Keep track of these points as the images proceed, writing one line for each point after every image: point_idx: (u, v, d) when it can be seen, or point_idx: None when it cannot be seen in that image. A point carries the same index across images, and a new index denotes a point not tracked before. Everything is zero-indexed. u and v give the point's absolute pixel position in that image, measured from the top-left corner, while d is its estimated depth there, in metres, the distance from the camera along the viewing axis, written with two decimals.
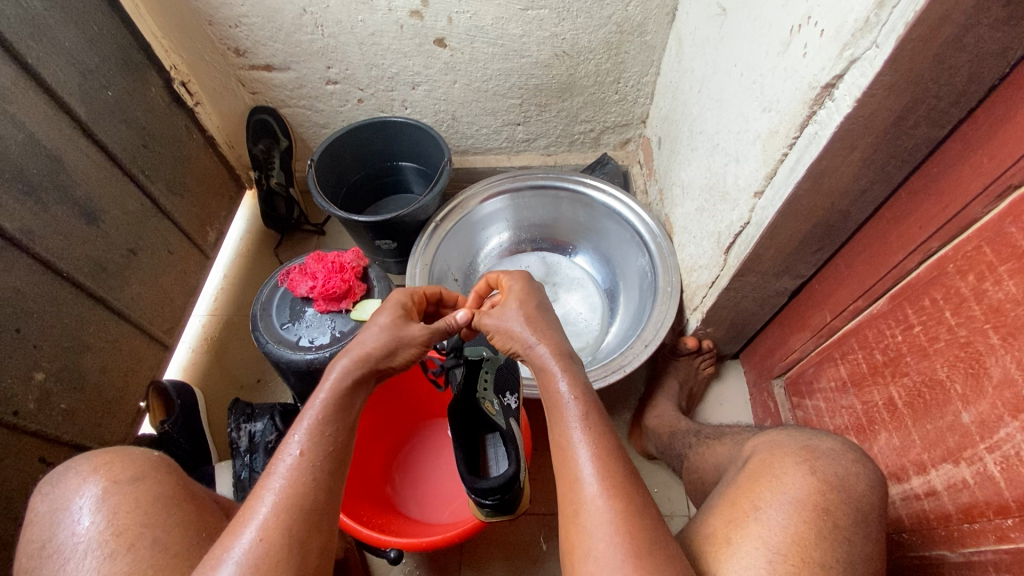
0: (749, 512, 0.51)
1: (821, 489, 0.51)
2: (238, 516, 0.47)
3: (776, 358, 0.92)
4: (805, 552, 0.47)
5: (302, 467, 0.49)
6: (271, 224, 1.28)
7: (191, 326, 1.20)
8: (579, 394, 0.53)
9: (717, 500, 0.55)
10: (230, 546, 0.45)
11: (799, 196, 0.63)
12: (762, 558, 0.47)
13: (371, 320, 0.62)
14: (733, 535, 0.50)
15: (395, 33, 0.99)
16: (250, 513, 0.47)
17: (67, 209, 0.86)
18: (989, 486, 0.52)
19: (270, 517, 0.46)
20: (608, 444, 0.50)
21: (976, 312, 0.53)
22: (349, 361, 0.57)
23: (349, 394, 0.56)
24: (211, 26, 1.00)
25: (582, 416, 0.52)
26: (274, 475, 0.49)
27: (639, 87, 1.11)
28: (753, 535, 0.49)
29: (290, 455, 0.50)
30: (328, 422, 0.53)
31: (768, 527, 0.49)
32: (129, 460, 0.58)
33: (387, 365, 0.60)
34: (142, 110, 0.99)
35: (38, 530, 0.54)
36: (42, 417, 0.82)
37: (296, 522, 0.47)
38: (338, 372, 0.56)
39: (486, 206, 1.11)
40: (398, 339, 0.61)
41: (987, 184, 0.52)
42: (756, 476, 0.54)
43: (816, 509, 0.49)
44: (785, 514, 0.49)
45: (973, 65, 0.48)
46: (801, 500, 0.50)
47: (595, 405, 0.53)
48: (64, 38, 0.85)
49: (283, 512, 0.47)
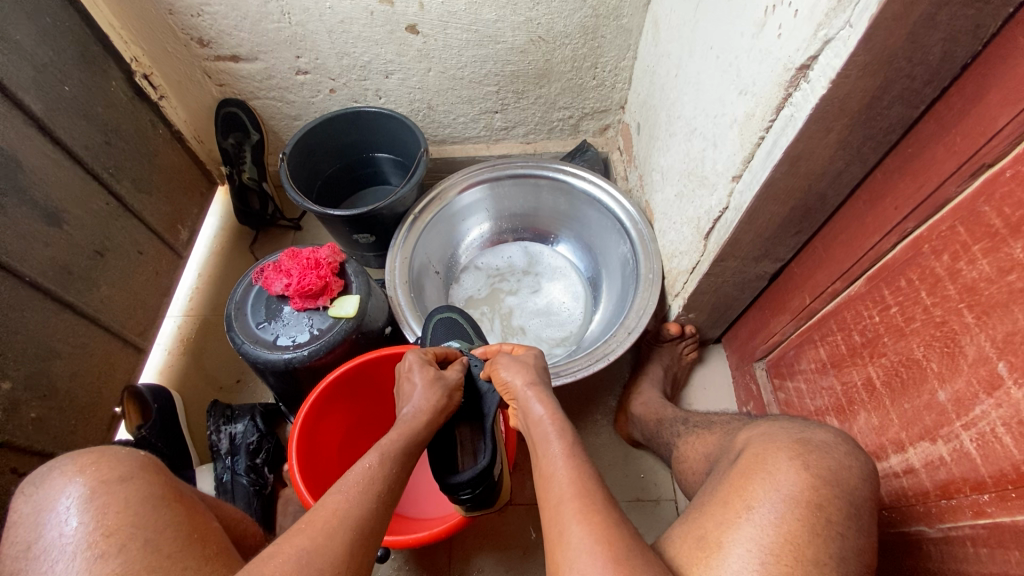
0: (741, 512, 0.51)
1: (814, 485, 0.51)
2: (305, 521, 0.48)
3: (757, 341, 0.93)
4: (798, 551, 0.47)
5: (370, 490, 0.52)
6: (245, 221, 1.25)
7: (165, 327, 1.17)
8: (561, 427, 0.59)
9: (708, 499, 0.55)
10: (296, 547, 0.45)
11: (777, 180, 0.62)
12: (753, 559, 0.47)
13: (410, 376, 0.68)
14: (725, 537, 0.50)
15: (365, 20, 0.96)
16: (318, 524, 0.48)
17: (26, 210, 0.83)
18: (966, 462, 0.53)
19: (338, 529, 0.48)
20: (586, 462, 0.54)
21: (951, 292, 0.54)
22: (419, 407, 0.66)
23: (419, 435, 0.63)
24: (172, 15, 0.96)
25: (561, 439, 0.57)
26: (343, 492, 0.52)
27: (617, 72, 1.09)
28: (744, 538, 0.49)
29: (360, 481, 0.53)
30: (393, 457, 0.58)
31: (759, 526, 0.49)
32: (117, 460, 0.54)
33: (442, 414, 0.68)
34: (103, 105, 0.95)
35: (22, 532, 0.49)
36: (12, 428, 0.79)
37: (356, 542, 0.48)
38: (409, 419, 0.64)
39: (465, 197, 1.09)
40: (444, 388, 0.69)
41: (960, 165, 0.52)
42: (749, 473, 0.54)
43: (810, 506, 0.49)
44: (777, 511, 0.49)
45: (946, 44, 0.48)
46: (794, 496, 0.50)
47: (574, 436, 0.58)
48: (15, 31, 0.81)
49: (347, 530, 0.48)
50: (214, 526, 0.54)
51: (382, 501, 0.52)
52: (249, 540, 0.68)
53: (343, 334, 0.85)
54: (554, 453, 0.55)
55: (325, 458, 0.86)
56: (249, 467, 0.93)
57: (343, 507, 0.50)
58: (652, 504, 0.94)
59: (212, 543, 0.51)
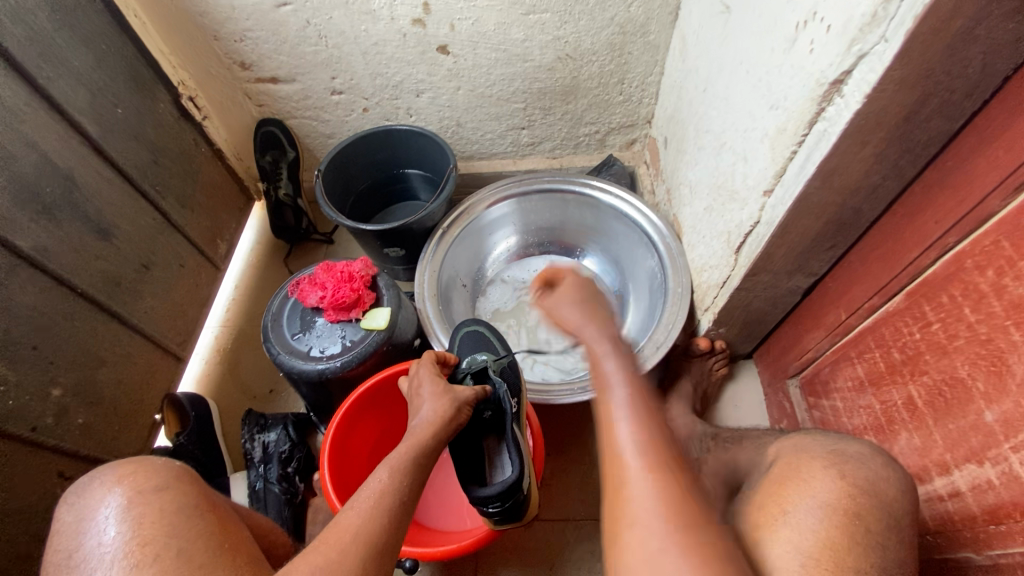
0: (778, 516, 0.50)
1: (851, 494, 0.50)
2: (321, 539, 0.50)
3: (790, 358, 0.91)
4: (838, 556, 0.46)
5: (382, 506, 0.53)
6: (281, 235, 1.29)
7: (203, 337, 1.21)
8: (638, 413, 0.56)
9: (749, 503, 0.55)
10: (309, 565, 0.47)
11: (811, 194, 0.62)
12: (794, 561, 0.47)
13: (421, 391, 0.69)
14: (765, 538, 0.50)
15: (398, 42, 1.00)
16: (332, 541, 0.50)
17: (80, 226, 0.87)
18: (1016, 486, 0.50)
19: (350, 546, 0.49)
20: (656, 433, 0.54)
21: (997, 308, 0.52)
22: (427, 420, 0.65)
23: (428, 448, 0.62)
24: (217, 40, 1.01)
25: (632, 412, 0.56)
26: (356, 508, 0.53)
27: (643, 88, 1.10)
28: (783, 539, 0.48)
29: (373, 496, 0.54)
30: (407, 470, 0.58)
31: (798, 530, 0.48)
32: (154, 470, 0.56)
33: (457, 423, 0.67)
34: (151, 126, 1.01)
35: (64, 540, 0.52)
36: (60, 432, 0.83)
37: (368, 560, 0.49)
38: (418, 430, 0.64)
39: (493, 211, 1.10)
40: (453, 401, 0.68)
41: (1003, 179, 0.51)
42: (786, 479, 0.53)
43: (848, 514, 0.48)
44: (816, 517, 0.49)
45: (986, 57, 0.47)
46: (831, 504, 0.49)
47: (648, 409, 0.57)
48: (73, 58, 0.86)
49: (359, 547, 0.49)
50: (244, 533, 0.56)
51: (394, 520, 0.53)
52: (280, 551, 0.70)
53: (374, 346, 0.87)
54: (624, 437, 0.54)
55: (355, 467, 0.88)
56: (281, 475, 0.95)
57: (354, 525, 0.51)
58: None
59: (242, 553, 0.53)
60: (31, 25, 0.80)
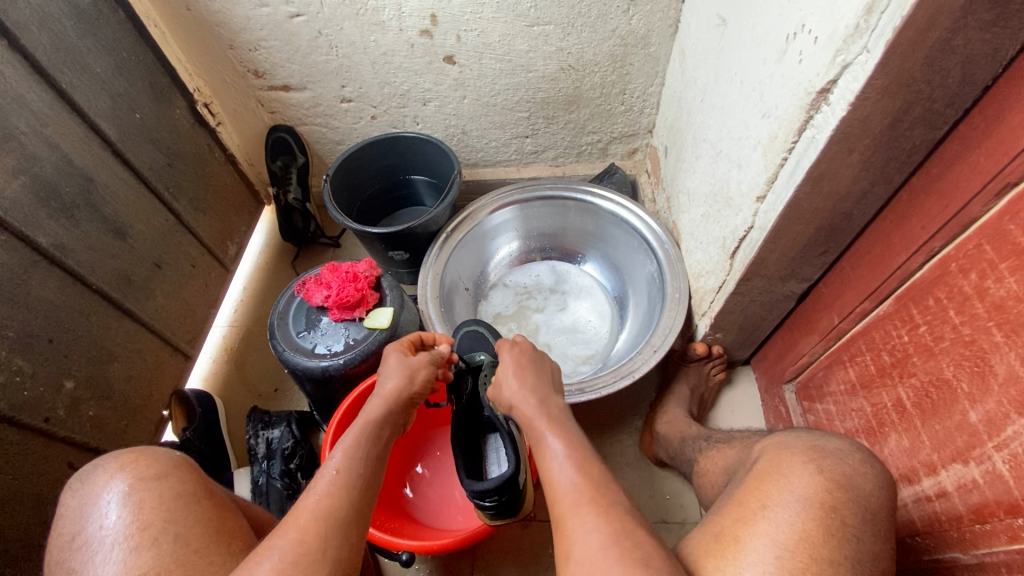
0: (757, 511, 0.51)
1: (829, 488, 0.51)
2: (284, 523, 0.50)
3: (786, 363, 0.92)
4: (813, 549, 0.47)
5: (340, 482, 0.54)
6: (289, 238, 1.32)
7: (212, 337, 1.24)
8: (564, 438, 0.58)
9: (723, 503, 0.56)
10: (273, 547, 0.48)
11: (801, 200, 0.64)
12: (770, 554, 0.48)
13: (385, 363, 0.71)
14: (742, 533, 0.50)
15: (406, 52, 1.03)
16: (293, 521, 0.50)
17: (98, 225, 0.91)
18: (999, 485, 0.51)
19: (309, 524, 0.50)
20: (580, 453, 0.56)
21: (980, 310, 0.53)
22: (382, 394, 0.66)
23: (381, 426, 0.63)
24: (232, 50, 1.05)
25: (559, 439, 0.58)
26: (316, 493, 0.53)
27: (645, 98, 1.12)
28: (761, 534, 0.49)
29: (330, 477, 0.55)
30: (361, 446, 0.59)
31: (776, 524, 0.50)
32: (154, 457, 0.58)
33: (413, 394, 0.69)
34: (167, 130, 1.04)
35: (67, 524, 0.54)
36: (71, 424, 0.86)
37: (335, 531, 0.50)
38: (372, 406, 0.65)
39: (495, 217, 1.13)
40: (410, 374, 0.69)
41: (984, 184, 0.53)
42: (764, 476, 0.55)
43: (825, 508, 0.50)
44: (793, 511, 0.50)
45: (965, 67, 0.49)
46: (808, 498, 0.51)
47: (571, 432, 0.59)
48: (96, 64, 0.90)
49: (321, 523, 0.50)
50: (241, 521, 0.58)
51: (354, 491, 0.54)
52: None
53: (376, 344, 0.89)
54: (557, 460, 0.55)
55: None
56: (283, 471, 0.97)
57: (315, 503, 0.52)
58: (674, 525, 0.93)
59: (238, 540, 0.55)
60: (57, 33, 0.84)
